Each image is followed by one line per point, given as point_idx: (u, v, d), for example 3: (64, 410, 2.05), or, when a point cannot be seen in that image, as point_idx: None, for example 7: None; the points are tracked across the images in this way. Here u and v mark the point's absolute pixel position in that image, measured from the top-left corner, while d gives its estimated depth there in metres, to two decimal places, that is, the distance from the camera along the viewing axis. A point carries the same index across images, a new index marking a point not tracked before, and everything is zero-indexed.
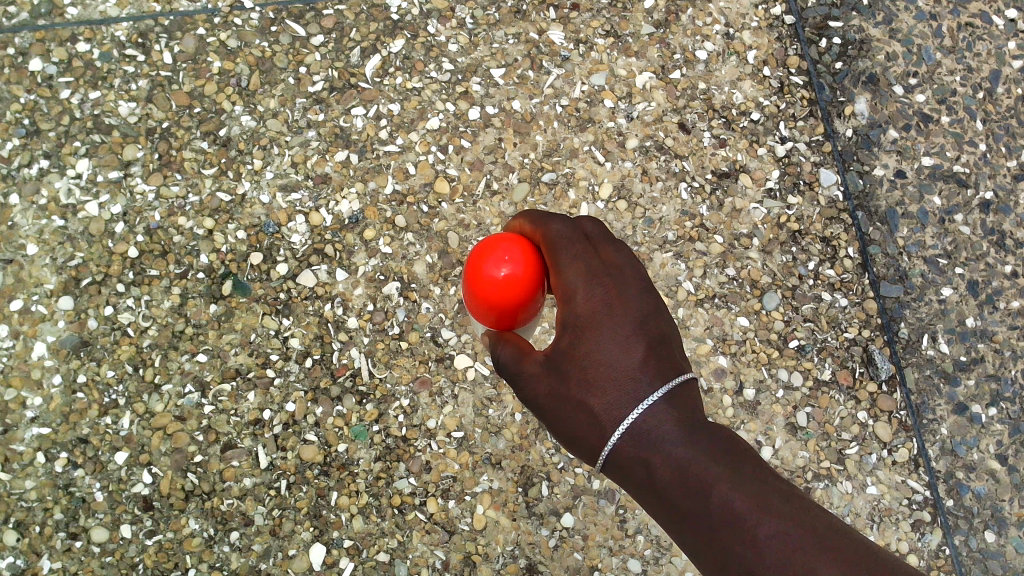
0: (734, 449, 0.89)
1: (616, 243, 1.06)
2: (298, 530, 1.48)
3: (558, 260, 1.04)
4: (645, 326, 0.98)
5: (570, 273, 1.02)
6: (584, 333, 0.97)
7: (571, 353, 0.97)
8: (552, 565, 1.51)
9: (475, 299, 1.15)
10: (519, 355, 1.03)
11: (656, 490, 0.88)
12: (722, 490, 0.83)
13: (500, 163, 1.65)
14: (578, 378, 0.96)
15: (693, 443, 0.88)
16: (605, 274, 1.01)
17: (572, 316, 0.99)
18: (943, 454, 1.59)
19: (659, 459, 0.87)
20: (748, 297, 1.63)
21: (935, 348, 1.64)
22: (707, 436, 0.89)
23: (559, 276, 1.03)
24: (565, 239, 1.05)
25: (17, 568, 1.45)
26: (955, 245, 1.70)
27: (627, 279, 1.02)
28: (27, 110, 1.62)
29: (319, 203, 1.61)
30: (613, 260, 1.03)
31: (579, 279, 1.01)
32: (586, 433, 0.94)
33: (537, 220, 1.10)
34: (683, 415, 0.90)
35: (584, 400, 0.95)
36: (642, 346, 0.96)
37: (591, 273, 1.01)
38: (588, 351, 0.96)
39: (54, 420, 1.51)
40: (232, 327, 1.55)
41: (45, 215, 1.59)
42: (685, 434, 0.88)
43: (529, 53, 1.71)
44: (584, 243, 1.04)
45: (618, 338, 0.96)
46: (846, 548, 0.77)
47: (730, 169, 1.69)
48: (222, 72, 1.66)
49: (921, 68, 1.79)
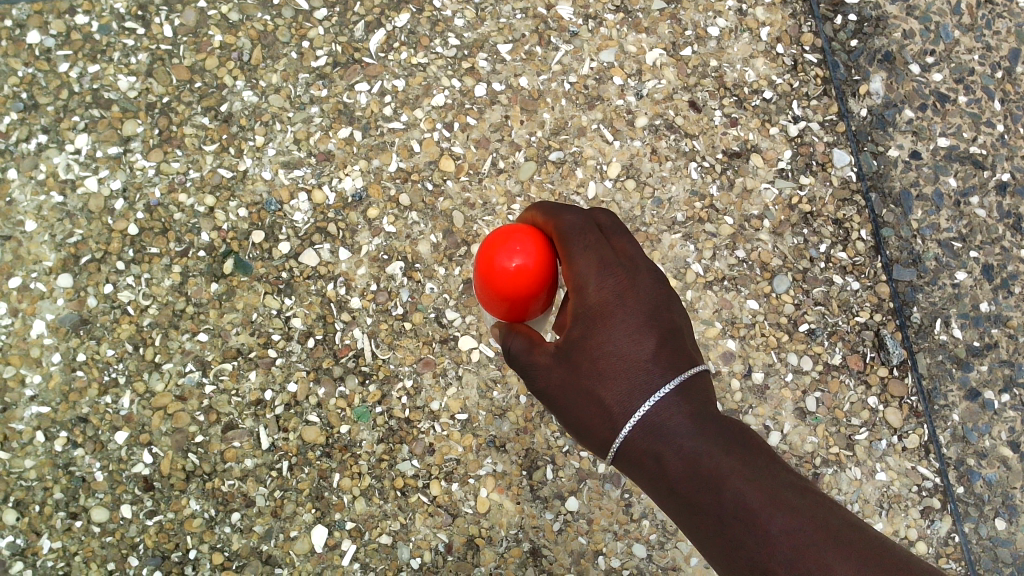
0: (746, 441, 0.88)
1: (628, 235, 1.05)
2: (300, 512, 1.47)
3: (569, 250, 1.02)
4: (656, 318, 0.98)
5: (581, 263, 1.00)
6: (596, 323, 0.97)
7: (583, 344, 0.97)
8: (556, 549, 1.49)
9: (486, 290, 1.12)
10: (531, 345, 1.02)
11: (667, 483, 0.87)
12: (736, 485, 0.83)
13: (506, 141, 1.62)
14: (589, 369, 0.95)
15: (705, 436, 0.88)
16: (617, 265, 1.00)
17: (583, 306, 0.98)
18: (954, 440, 1.57)
19: (670, 452, 0.87)
20: (759, 280, 1.60)
21: (948, 333, 1.61)
22: (719, 430, 0.88)
23: (570, 266, 1.01)
24: (577, 230, 1.02)
25: (17, 547, 1.44)
26: (970, 228, 1.66)
27: (639, 271, 1.01)
28: (25, 83, 1.59)
29: (322, 180, 1.59)
30: (625, 251, 1.02)
31: (590, 270, 0.99)
32: (597, 424, 0.94)
33: (549, 212, 1.08)
34: (695, 408, 0.90)
35: (595, 391, 0.94)
36: (654, 338, 0.96)
37: (604, 264, 0.99)
38: (599, 342, 0.95)
39: (54, 399, 1.49)
40: (234, 307, 1.53)
41: (44, 191, 1.56)
42: (698, 427, 0.88)
43: (537, 28, 1.67)
44: (596, 234, 1.02)
45: (630, 329, 0.95)
46: (859, 545, 0.77)
47: (741, 148, 1.66)
48: (224, 46, 1.62)
49: (938, 47, 1.74)
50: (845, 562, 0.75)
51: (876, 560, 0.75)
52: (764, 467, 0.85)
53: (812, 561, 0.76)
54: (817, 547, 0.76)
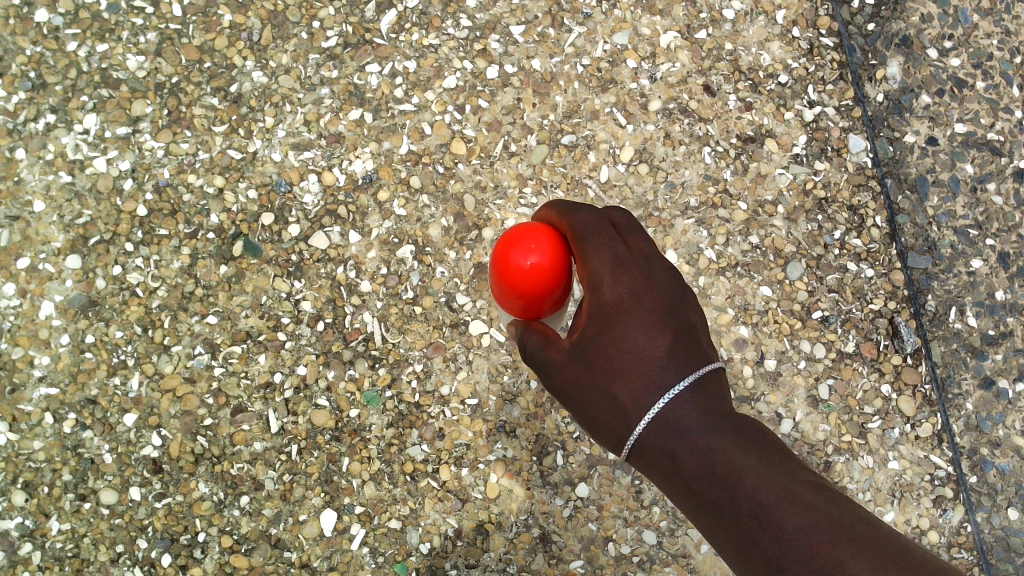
0: (760, 438, 0.89)
1: (642, 231, 1.04)
2: (309, 496, 1.46)
3: (584, 248, 1.01)
4: (671, 315, 0.97)
5: (596, 261, 0.99)
6: (611, 320, 0.96)
7: (598, 341, 0.97)
8: (566, 535, 1.48)
9: (501, 287, 1.11)
10: (546, 342, 1.02)
11: (683, 481, 0.87)
12: (750, 482, 0.82)
13: (518, 124, 1.61)
14: (605, 366, 0.95)
15: (719, 433, 0.88)
16: (632, 262, 0.99)
17: (598, 303, 0.98)
18: (968, 429, 1.56)
19: (684, 449, 0.87)
20: (772, 267, 1.59)
21: (963, 322, 1.59)
22: (733, 427, 0.89)
23: (585, 264, 1.00)
24: (591, 229, 1.01)
25: (26, 528, 1.44)
26: (986, 216, 1.64)
27: (653, 267, 1.00)
28: (33, 62, 1.58)
29: (333, 162, 1.57)
30: (640, 248, 1.01)
31: (605, 268, 0.98)
32: (612, 421, 0.94)
33: (564, 210, 1.06)
34: (709, 405, 0.91)
35: (611, 389, 0.94)
36: (669, 335, 0.96)
37: (619, 262, 0.98)
38: (614, 339, 0.95)
39: (63, 379, 1.48)
40: (243, 289, 1.52)
41: (52, 171, 1.55)
42: (712, 424, 0.89)
43: (550, 10, 1.65)
44: (611, 232, 1.01)
45: (646, 326, 0.95)
46: (877, 544, 0.75)
47: (755, 133, 1.64)
48: (233, 25, 1.61)
49: (957, 31, 1.71)
50: (860, 560, 0.73)
51: (891, 555, 0.73)
52: (780, 466, 0.85)
53: (827, 559, 0.74)
54: (831, 544, 0.75)
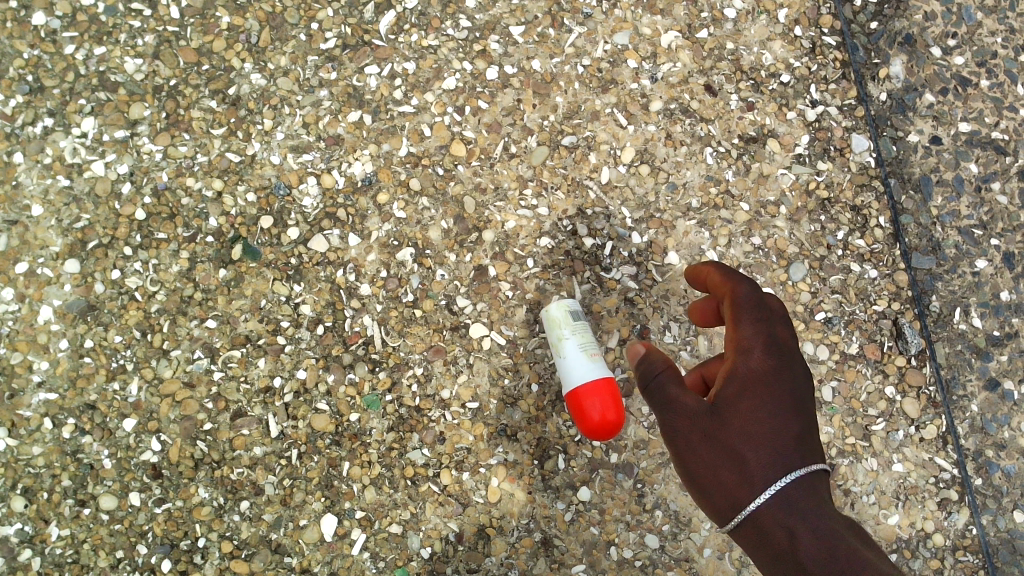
0: (851, 530, 1.06)
1: (786, 322, 1.21)
2: (309, 501, 1.46)
3: (739, 317, 1.18)
4: (801, 409, 1.14)
5: (750, 333, 1.16)
6: (751, 389, 1.13)
7: (736, 407, 1.12)
8: (567, 539, 1.48)
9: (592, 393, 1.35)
10: (679, 396, 1.18)
11: (790, 552, 1.02)
12: (846, 555, 0.99)
13: (518, 126, 1.60)
14: (738, 428, 1.11)
15: (824, 513, 1.05)
16: (779, 349, 1.16)
17: (739, 370, 1.14)
18: (972, 431, 1.54)
19: (800, 526, 1.03)
20: (775, 268, 1.58)
21: (967, 322, 1.58)
22: (831, 512, 1.06)
23: (735, 331, 1.17)
24: (751, 301, 1.18)
25: (26, 534, 1.43)
26: (991, 215, 1.62)
27: (794, 360, 1.17)
28: (30, 65, 1.57)
29: (332, 165, 1.56)
30: (787, 339, 1.18)
31: (757, 339, 1.16)
32: (735, 488, 1.09)
33: (730, 276, 1.24)
34: (819, 495, 1.07)
35: (741, 455, 1.10)
36: (797, 426, 1.12)
37: (769, 344, 1.16)
38: (756, 411, 1.11)
39: (62, 385, 1.48)
40: (242, 293, 1.52)
41: (50, 174, 1.54)
42: (821, 507, 1.05)
43: (549, 9, 1.63)
44: (766, 311, 1.17)
45: (779, 412, 1.12)
46: None
47: (757, 133, 1.62)
48: (231, 27, 1.59)
49: (960, 29, 1.68)
50: None
51: None
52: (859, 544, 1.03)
53: None
54: None
